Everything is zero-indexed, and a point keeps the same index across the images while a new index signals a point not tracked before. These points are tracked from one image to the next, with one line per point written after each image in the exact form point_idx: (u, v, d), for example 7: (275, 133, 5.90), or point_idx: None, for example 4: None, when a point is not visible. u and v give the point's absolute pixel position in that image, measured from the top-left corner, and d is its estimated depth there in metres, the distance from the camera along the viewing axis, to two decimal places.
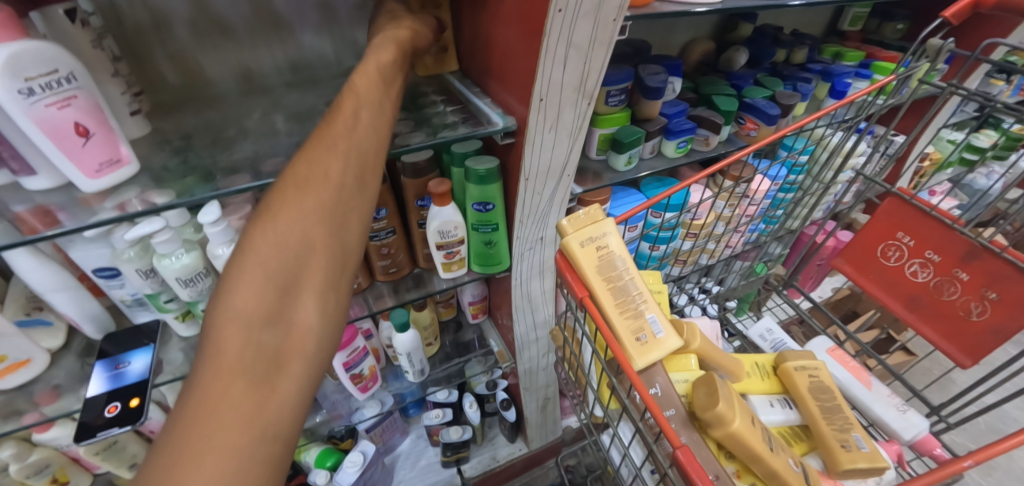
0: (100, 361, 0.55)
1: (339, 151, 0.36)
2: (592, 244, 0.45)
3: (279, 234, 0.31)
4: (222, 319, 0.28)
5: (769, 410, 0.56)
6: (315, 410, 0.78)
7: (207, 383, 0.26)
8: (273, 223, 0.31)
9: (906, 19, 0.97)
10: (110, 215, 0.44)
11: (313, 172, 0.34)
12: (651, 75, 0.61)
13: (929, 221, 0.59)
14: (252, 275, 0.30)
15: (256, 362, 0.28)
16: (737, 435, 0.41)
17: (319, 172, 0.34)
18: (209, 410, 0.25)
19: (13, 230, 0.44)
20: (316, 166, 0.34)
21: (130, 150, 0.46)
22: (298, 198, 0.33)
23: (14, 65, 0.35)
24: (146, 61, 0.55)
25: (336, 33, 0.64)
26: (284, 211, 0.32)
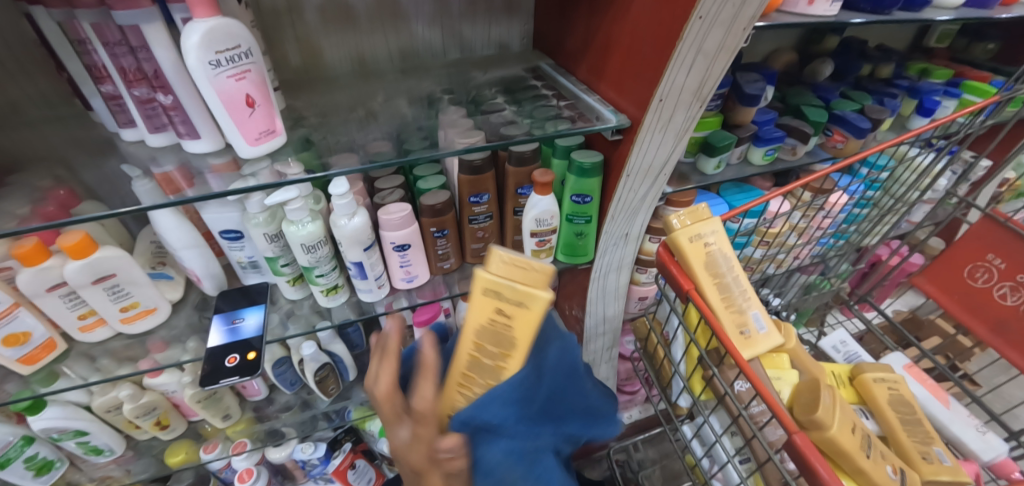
0: (218, 316, 0.60)
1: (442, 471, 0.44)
2: (700, 240, 0.47)
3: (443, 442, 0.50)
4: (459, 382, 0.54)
5: None
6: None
7: None
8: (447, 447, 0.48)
9: (997, 40, 0.95)
10: (255, 181, 0.49)
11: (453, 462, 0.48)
12: (748, 83, 0.63)
13: (1021, 244, 0.59)
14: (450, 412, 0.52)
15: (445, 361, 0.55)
16: (835, 440, 0.43)
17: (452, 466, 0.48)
18: None
19: (167, 188, 0.49)
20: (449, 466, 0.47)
21: (280, 123, 0.50)
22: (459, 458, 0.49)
23: (209, 39, 0.39)
24: (279, 43, 0.60)
25: (446, 27, 0.67)
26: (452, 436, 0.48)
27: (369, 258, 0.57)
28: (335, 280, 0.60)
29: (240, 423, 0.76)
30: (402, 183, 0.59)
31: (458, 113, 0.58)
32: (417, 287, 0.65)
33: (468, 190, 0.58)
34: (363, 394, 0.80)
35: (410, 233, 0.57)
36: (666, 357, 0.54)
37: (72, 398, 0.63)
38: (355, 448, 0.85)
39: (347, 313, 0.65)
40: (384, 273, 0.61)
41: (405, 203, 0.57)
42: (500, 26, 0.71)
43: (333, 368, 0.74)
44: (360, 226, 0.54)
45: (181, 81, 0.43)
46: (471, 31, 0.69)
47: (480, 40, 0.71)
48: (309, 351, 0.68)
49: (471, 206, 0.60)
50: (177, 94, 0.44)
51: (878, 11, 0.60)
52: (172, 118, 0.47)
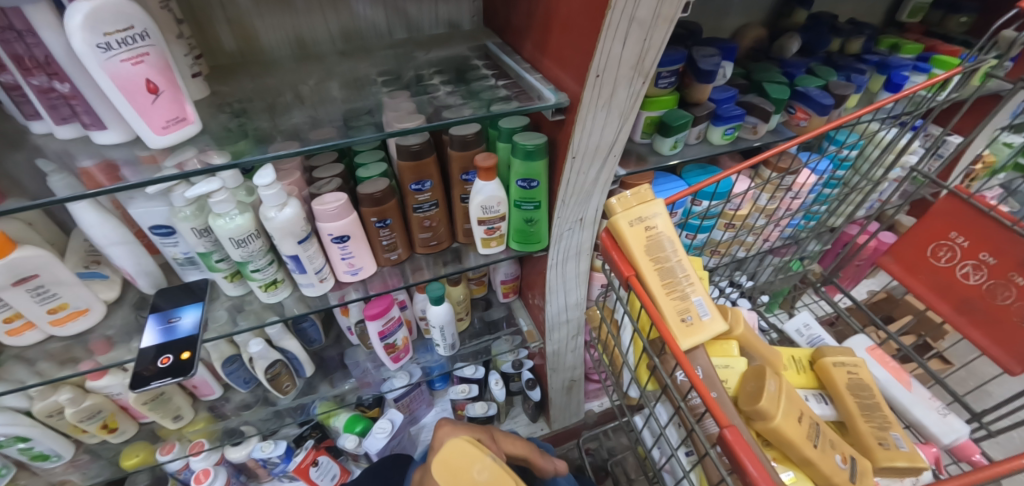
0: (153, 315, 0.57)
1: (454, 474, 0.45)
2: (642, 223, 0.45)
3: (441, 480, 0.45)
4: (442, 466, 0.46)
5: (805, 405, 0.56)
6: (346, 378, 0.80)
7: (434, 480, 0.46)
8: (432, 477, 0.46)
9: (972, 12, 0.92)
10: (171, 170, 0.45)
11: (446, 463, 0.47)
12: (704, 58, 0.60)
13: (986, 221, 0.57)
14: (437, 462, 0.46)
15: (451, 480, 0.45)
16: (779, 431, 0.41)
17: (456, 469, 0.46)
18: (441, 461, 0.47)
19: (80, 182, 0.46)
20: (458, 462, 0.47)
21: (194, 109, 0.47)
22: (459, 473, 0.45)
23: (94, 19, 0.36)
24: (205, 25, 0.56)
25: (388, 6, 0.64)
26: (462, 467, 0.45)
27: (305, 251, 0.54)
28: (274, 275, 0.58)
29: (197, 423, 0.74)
30: (340, 171, 0.56)
31: (398, 97, 0.55)
32: (366, 279, 0.62)
33: (409, 177, 0.55)
34: (325, 388, 0.79)
35: (349, 224, 0.54)
36: (615, 346, 0.52)
37: (10, 404, 0.60)
38: (319, 445, 0.81)
39: (296, 307, 0.63)
40: (325, 266, 0.58)
41: (341, 192, 0.54)
42: (448, 4, 0.67)
43: (287, 364, 0.72)
44: (292, 218, 0.51)
45: (75, 66, 0.40)
46: (416, 10, 0.66)
47: (427, 19, 0.67)
48: (257, 348, 0.66)
49: (414, 194, 0.57)
50: (75, 82, 0.41)
51: None
52: (75, 107, 0.43)
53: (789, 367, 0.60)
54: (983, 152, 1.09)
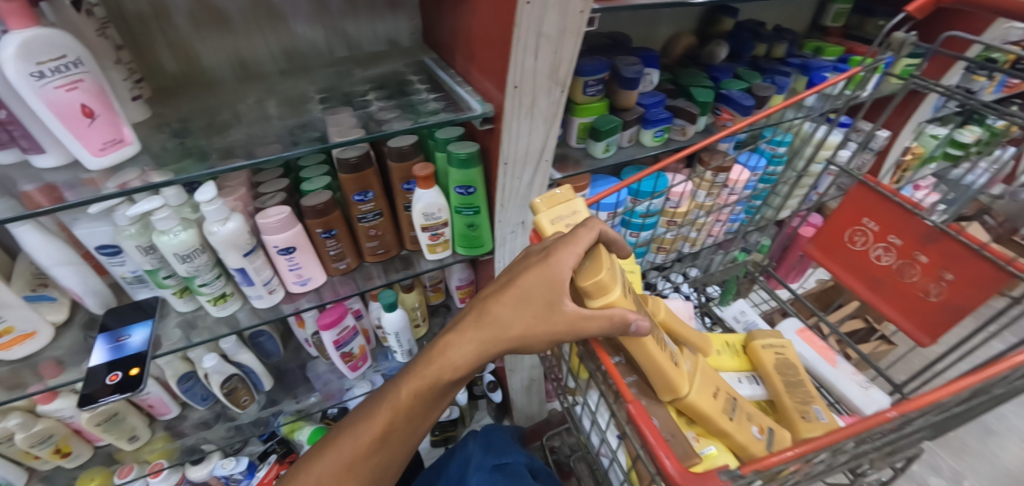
0: (101, 334, 0.58)
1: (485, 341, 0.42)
2: (562, 222, 0.48)
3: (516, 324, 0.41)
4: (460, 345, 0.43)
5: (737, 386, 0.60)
6: (309, 392, 0.80)
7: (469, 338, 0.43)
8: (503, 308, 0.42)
9: (885, 16, 1.00)
10: (110, 188, 0.47)
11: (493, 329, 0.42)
12: (627, 66, 0.64)
13: (890, 206, 0.62)
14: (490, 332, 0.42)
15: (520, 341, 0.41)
16: (694, 405, 0.44)
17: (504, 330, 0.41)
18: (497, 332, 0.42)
19: (19, 205, 0.46)
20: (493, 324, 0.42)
21: (132, 131, 0.49)
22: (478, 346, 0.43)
23: (26, 50, 0.38)
24: (144, 48, 0.58)
25: (327, 26, 0.67)
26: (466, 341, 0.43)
27: (251, 263, 0.56)
28: (222, 289, 0.60)
29: (154, 443, 0.74)
30: (284, 185, 0.59)
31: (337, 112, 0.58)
32: (317, 289, 0.64)
33: (351, 188, 0.58)
34: (286, 401, 0.80)
35: (294, 236, 0.56)
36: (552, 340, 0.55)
37: None
38: (283, 459, 0.81)
39: (249, 320, 0.64)
40: (274, 278, 0.60)
41: (285, 205, 0.56)
42: (387, 22, 0.71)
43: (244, 379, 0.73)
44: (235, 231, 0.53)
45: (8, 93, 0.41)
46: (355, 29, 0.69)
47: (368, 38, 0.71)
48: (211, 363, 0.67)
49: (357, 204, 0.59)
50: (11, 109, 0.42)
51: None
52: (12, 132, 0.44)
53: (723, 352, 0.64)
54: (912, 144, 1.17)
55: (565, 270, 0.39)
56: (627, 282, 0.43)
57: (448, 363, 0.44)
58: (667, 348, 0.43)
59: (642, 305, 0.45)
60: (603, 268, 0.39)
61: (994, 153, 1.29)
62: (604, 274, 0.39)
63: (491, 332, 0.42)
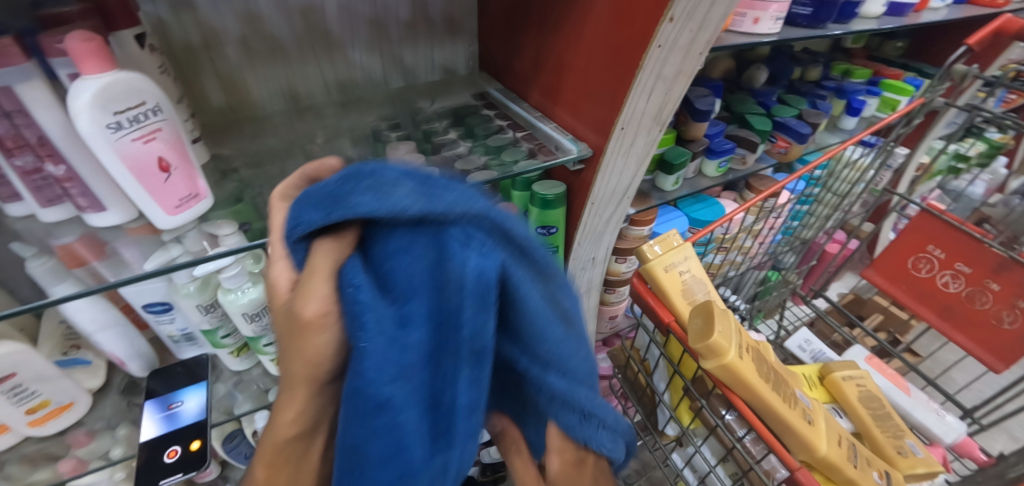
0: (150, 401, 0.53)
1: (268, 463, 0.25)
2: (673, 269, 0.46)
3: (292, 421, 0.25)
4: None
5: None
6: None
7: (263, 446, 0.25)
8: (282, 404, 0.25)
9: (904, 38, 1.03)
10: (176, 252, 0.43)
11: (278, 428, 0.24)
12: (699, 98, 0.63)
13: (956, 234, 0.63)
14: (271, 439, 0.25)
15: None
16: (828, 460, 0.42)
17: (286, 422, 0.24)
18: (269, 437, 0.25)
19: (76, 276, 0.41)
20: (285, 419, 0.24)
21: (206, 182, 0.43)
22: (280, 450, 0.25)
23: (104, 99, 0.33)
24: (193, 82, 0.54)
25: (384, 54, 0.64)
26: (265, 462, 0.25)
27: None
28: None
29: None
30: None
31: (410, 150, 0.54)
32: None
33: None
34: None
35: None
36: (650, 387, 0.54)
37: None
38: None
39: None
40: None
41: None
42: (443, 50, 0.67)
43: None
44: None
45: (73, 145, 0.36)
46: (412, 57, 0.66)
47: (423, 66, 0.68)
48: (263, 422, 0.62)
49: None
50: (72, 163, 0.37)
51: (814, 25, 0.58)
52: (69, 190, 0.39)
53: (803, 384, 0.64)
54: (924, 159, 1.20)
55: (724, 340, 0.38)
56: (744, 342, 0.41)
57: None
58: (797, 405, 0.42)
59: (768, 363, 0.43)
60: (716, 327, 0.38)
61: (993, 165, 1.34)
62: (719, 337, 0.38)
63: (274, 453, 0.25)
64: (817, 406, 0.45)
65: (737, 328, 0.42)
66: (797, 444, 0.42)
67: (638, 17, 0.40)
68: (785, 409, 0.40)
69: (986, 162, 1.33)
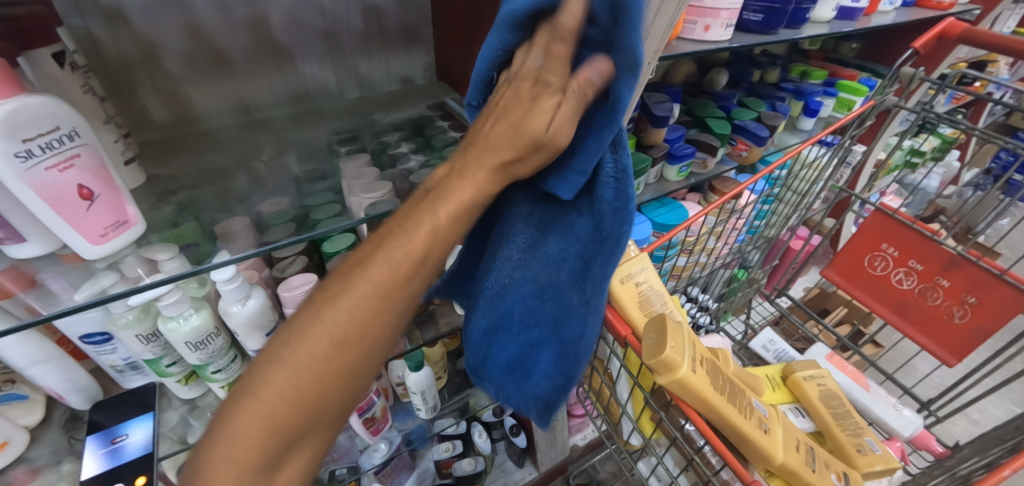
0: (93, 436, 0.51)
1: (334, 356, 0.27)
2: (631, 280, 0.49)
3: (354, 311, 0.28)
4: (269, 382, 0.26)
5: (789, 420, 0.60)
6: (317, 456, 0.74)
7: (324, 331, 0.27)
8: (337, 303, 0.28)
9: (858, 39, 1.06)
10: (109, 281, 0.41)
11: (360, 300, 0.28)
12: (657, 104, 0.64)
13: (909, 233, 0.65)
14: (341, 327, 0.27)
15: (321, 396, 0.27)
16: (785, 466, 0.42)
17: (364, 301, 0.28)
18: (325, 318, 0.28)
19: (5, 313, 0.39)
20: (366, 291, 0.28)
21: (137, 207, 0.41)
22: (347, 337, 0.28)
23: (11, 126, 0.30)
24: (131, 98, 0.51)
25: (337, 65, 0.62)
26: (318, 347, 0.27)
27: None
28: (237, 372, 0.53)
29: None
30: (304, 247, 0.54)
31: (360, 165, 0.53)
32: None
33: None
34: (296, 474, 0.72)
35: None
36: (613, 397, 0.54)
37: None
38: None
39: None
40: None
41: (310, 274, 0.51)
42: (400, 61, 0.66)
43: None
44: (256, 310, 0.47)
45: None
46: (368, 68, 0.64)
47: (380, 76, 0.66)
48: None
49: None
50: None
51: (766, 30, 0.58)
52: None
53: (766, 385, 0.65)
54: (881, 156, 1.25)
55: (677, 355, 0.38)
56: (698, 353, 0.42)
57: (273, 390, 0.26)
58: (754, 414, 0.42)
59: (724, 374, 0.43)
60: (669, 341, 0.38)
61: (946, 160, 1.40)
62: (672, 352, 0.38)
63: (330, 346, 0.27)
64: (773, 412, 0.46)
65: (691, 340, 0.42)
66: (753, 452, 0.42)
67: None
68: (740, 420, 0.40)
69: (939, 157, 1.38)
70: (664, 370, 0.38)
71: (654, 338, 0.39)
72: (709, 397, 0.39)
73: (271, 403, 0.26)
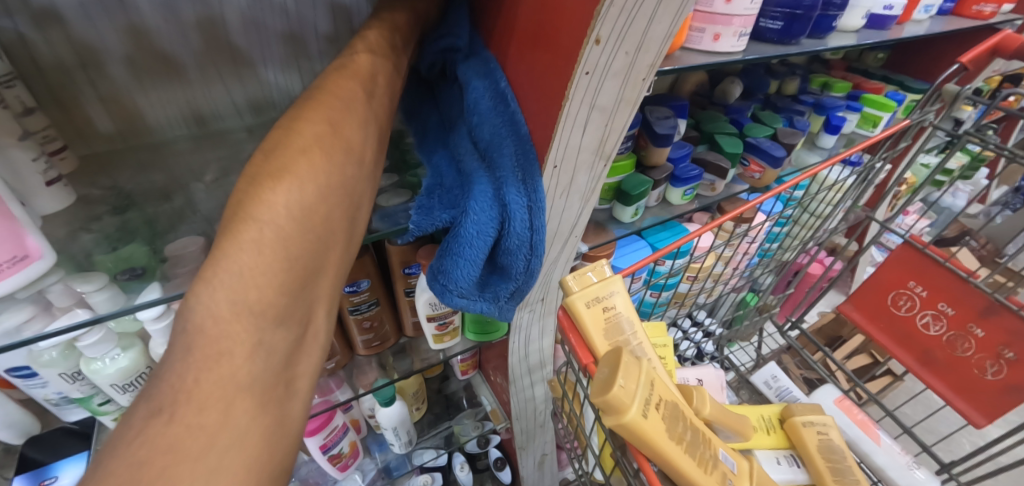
0: (20, 476, 0.47)
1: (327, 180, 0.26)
2: (600, 304, 0.42)
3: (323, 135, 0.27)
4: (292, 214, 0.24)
5: (776, 470, 0.54)
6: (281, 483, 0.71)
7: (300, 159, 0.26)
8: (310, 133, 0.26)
9: (884, 48, 0.98)
10: (16, 321, 0.34)
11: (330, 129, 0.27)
12: (659, 121, 0.57)
13: (942, 272, 0.57)
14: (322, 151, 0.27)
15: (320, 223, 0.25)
16: None
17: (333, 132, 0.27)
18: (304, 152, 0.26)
19: None
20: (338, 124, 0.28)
21: (42, 238, 0.35)
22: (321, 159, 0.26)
23: None
24: (70, 107, 0.47)
25: (305, 72, 0.57)
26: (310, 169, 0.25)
27: None
28: None
29: None
30: None
31: None
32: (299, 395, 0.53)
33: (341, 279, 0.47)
34: None
35: None
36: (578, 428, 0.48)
37: None
38: None
39: None
40: None
41: None
42: None
43: None
44: None
45: None
46: (339, 75, 0.59)
47: None
48: None
49: (348, 297, 0.48)
50: None
51: (784, 40, 0.52)
52: None
53: (759, 427, 0.58)
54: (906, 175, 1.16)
55: (627, 398, 0.31)
56: (659, 394, 0.35)
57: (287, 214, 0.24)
58: (718, 468, 0.37)
59: (689, 421, 0.37)
60: (620, 378, 0.32)
61: (977, 178, 1.30)
62: (620, 392, 0.31)
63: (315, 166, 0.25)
64: (742, 466, 0.40)
65: (653, 377, 0.35)
66: None
67: (556, 30, 0.33)
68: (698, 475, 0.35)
69: (969, 175, 1.29)
70: (612, 413, 0.32)
71: (604, 373, 0.33)
72: (659, 444, 0.33)
73: (286, 234, 0.23)
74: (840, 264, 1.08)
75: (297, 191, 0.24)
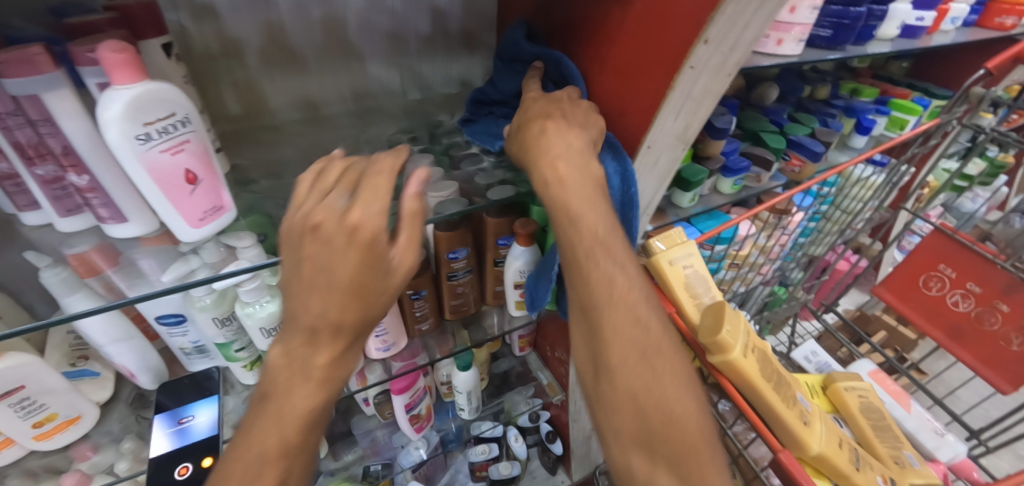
0: (160, 415, 0.52)
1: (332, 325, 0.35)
2: (676, 264, 0.49)
3: (324, 294, 0.34)
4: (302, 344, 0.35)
5: None
6: (349, 447, 0.77)
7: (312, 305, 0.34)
8: (316, 287, 0.34)
9: (909, 58, 1.04)
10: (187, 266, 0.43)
11: (331, 277, 0.34)
12: (717, 116, 0.64)
13: (969, 254, 0.63)
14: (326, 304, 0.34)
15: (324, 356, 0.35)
16: (827, 459, 0.44)
17: (333, 280, 0.34)
18: (313, 292, 0.34)
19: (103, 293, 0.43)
20: (338, 270, 0.34)
21: (230, 195, 0.42)
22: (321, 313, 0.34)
23: (136, 109, 0.32)
24: (211, 91, 0.54)
25: (402, 67, 0.64)
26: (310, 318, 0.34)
27: None
28: None
29: None
30: None
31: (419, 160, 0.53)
32: (395, 353, 0.60)
33: (445, 247, 0.53)
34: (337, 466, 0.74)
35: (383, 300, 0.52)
36: None
37: None
38: None
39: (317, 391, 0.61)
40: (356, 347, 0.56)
41: None
42: (461, 63, 0.68)
43: None
44: None
45: (99, 158, 0.36)
46: (429, 70, 0.66)
47: (439, 78, 0.68)
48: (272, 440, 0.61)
49: (449, 262, 0.55)
50: (95, 174, 0.36)
51: (832, 46, 0.58)
52: (91, 201, 0.38)
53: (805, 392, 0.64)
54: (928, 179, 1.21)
55: (731, 338, 0.41)
56: (751, 341, 0.44)
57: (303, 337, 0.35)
58: (796, 406, 0.45)
59: (772, 365, 0.45)
60: (725, 326, 0.42)
61: (996, 184, 1.35)
62: (726, 335, 0.41)
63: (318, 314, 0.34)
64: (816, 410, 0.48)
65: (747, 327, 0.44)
66: (790, 441, 0.44)
67: (669, 30, 0.39)
68: (782, 408, 0.43)
69: (988, 181, 1.34)
70: (719, 349, 0.42)
71: (712, 318, 0.43)
72: (752, 381, 0.42)
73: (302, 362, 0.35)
74: (866, 262, 1.13)
75: (326, 314, 0.34)
